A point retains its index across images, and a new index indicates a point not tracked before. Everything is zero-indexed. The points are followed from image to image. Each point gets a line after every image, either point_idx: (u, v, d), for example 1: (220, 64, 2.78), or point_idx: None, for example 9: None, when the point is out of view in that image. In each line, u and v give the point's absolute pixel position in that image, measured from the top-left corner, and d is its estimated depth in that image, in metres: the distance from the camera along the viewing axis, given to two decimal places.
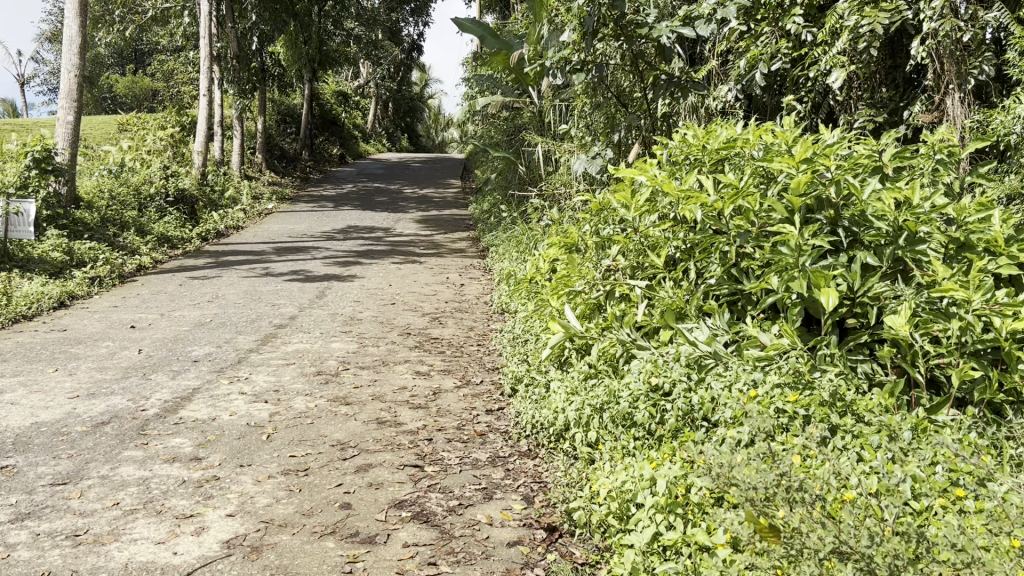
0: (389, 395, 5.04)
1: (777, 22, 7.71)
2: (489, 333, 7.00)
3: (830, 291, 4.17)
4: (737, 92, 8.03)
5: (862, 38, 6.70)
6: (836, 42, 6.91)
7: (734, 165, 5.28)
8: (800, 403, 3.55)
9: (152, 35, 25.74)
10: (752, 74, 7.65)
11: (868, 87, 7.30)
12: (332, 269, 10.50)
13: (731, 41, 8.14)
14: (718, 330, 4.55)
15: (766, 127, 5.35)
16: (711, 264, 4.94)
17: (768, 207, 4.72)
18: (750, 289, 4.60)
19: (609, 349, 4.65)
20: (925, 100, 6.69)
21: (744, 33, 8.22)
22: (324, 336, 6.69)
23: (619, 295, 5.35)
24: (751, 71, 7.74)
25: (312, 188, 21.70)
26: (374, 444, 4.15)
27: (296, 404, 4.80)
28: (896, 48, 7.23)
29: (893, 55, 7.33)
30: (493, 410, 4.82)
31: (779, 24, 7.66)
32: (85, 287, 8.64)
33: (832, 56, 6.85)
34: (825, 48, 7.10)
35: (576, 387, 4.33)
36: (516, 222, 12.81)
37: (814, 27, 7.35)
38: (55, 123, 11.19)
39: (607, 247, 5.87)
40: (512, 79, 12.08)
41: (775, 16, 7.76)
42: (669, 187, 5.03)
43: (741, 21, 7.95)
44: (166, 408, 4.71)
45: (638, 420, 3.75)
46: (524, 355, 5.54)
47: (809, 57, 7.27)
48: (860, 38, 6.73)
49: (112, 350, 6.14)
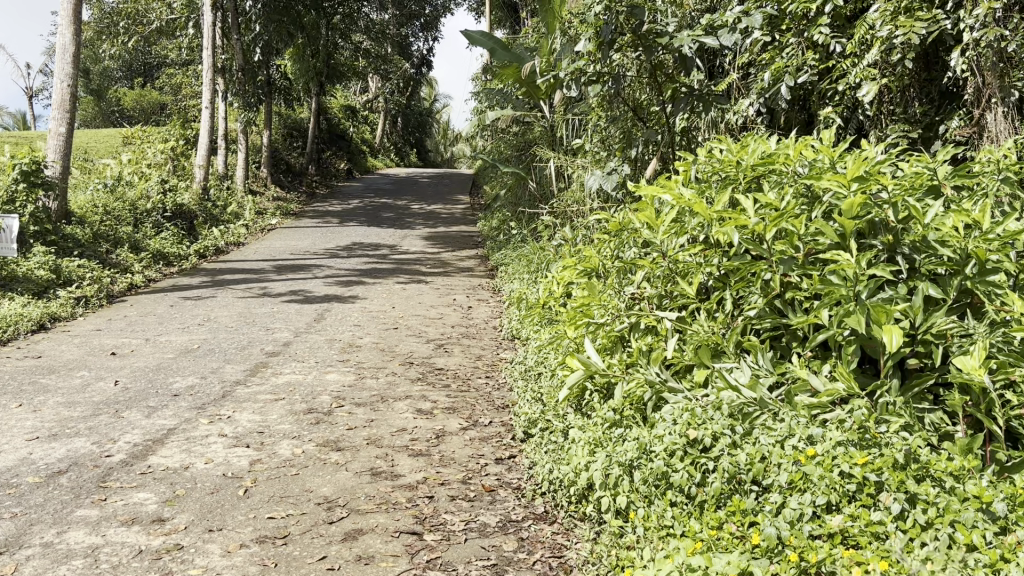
0: (386, 439, 4.48)
1: (802, 33, 7.14)
2: (499, 364, 6.44)
3: (893, 328, 3.64)
4: (760, 106, 7.47)
5: (896, 49, 6.13)
6: (867, 55, 6.40)
7: (773, 183, 4.71)
8: (869, 467, 2.96)
9: (160, 47, 25.55)
10: (777, 88, 7.10)
11: (900, 101, 6.55)
12: (333, 289, 9.99)
13: (754, 53, 7.55)
14: (760, 370, 3.97)
15: (806, 141, 4.81)
16: (751, 293, 4.37)
17: (816, 230, 4.20)
18: (797, 323, 4.05)
19: (636, 391, 4.08)
20: (964, 114, 6.13)
21: (768, 44, 7.61)
22: (319, 366, 6.14)
23: (645, 326, 4.78)
24: (775, 84, 7.20)
25: (318, 204, 21.26)
26: (367, 503, 3.60)
27: (280, 450, 4.26)
28: (930, 60, 6.43)
29: (928, 67, 6.49)
30: (503, 459, 4.27)
31: (806, 35, 7.09)
32: (69, 308, 8.14)
33: (863, 68, 6.35)
34: (854, 60, 6.58)
35: (599, 438, 3.78)
36: (526, 240, 12.29)
37: (843, 38, 6.75)
38: (48, 136, 10.75)
39: (630, 273, 5.30)
40: (523, 93, 11.59)
41: (802, 24, 7.17)
42: (701, 207, 4.47)
43: (765, 31, 7.38)
44: (133, 454, 4.16)
45: (676, 483, 3.22)
46: (538, 395, 4.99)
47: (837, 69, 6.75)
48: (894, 48, 6.17)
49: (86, 381, 5.61)
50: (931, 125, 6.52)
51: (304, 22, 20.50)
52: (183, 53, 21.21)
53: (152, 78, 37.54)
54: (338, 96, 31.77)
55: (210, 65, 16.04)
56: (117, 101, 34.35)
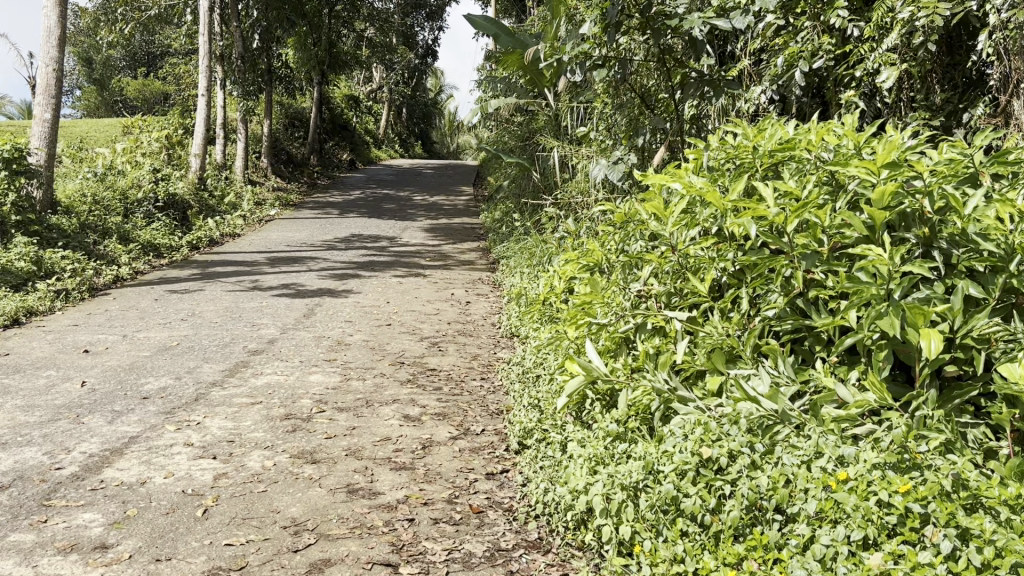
0: (367, 450, 4.08)
1: (819, 16, 6.69)
2: (495, 365, 6.04)
3: (932, 333, 3.21)
4: (772, 93, 7.10)
5: (918, 32, 5.66)
6: (885, 39, 5.92)
7: (793, 171, 4.28)
8: (911, 497, 2.56)
9: (161, 35, 25.18)
10: (791, 73, 6.65)
11: (921, 88, 6.03)
12: (326, 283, 9.60)
13: (767, 37, 7.12)
14: (781, 378, 3.56)
15: (830, 125, 4.38)
16: (771, 292, 3.94)
17: (842, 222, 3.80)
18: (822, 326, 3.63)
19: (642, 400, 3.68)
20: (990, 101, 5.60)
21: (782, 28, 7.18)
22: (303, 366, 5.75)
23: (652, 327, 4.34)
24: (788, 70, 6.77)
25: (319, 195, 20.88)
26: (337, 526, 3.22)
27: (250, 463, 3.87)
28: (954, 43, 5.87)
29: (951, 51, 5.92)
30: (494, 474, 3.87)
31: (823, 18, 6.63)
32: (47, 301, 7.76)
33: (881, 54, 5.87)
34: (872, 45, 6.11)
35: (600, 455, 3.38)
36: (529, 232, 11.90)
37: (861, 21, 6.31)
38: (32, 122, 10.39)
39: (636, 269, 4.87)
40: (526, 80, 11.16)
41: (818, 8, 6.74)
42: (714, 196, 4.07)
43: (778, 15, 6.94)
44: (85, 467, 3.77)
45: (688, 510, 2.83)
46: (535, 400, 4.59)
47: (854, 54, 6.28)
48: (916, 31, 5.69)
49: (51, 382, 5.22)
50: (954, 114, 5.98)
51: (306, 10, 20.10)
52: (182, 40, 20.81)
53: (155, 68, 37.18)
54: (341, 86, 31.36)
55: (207, 52, 15.63)
56: (120, 91, 33.98)
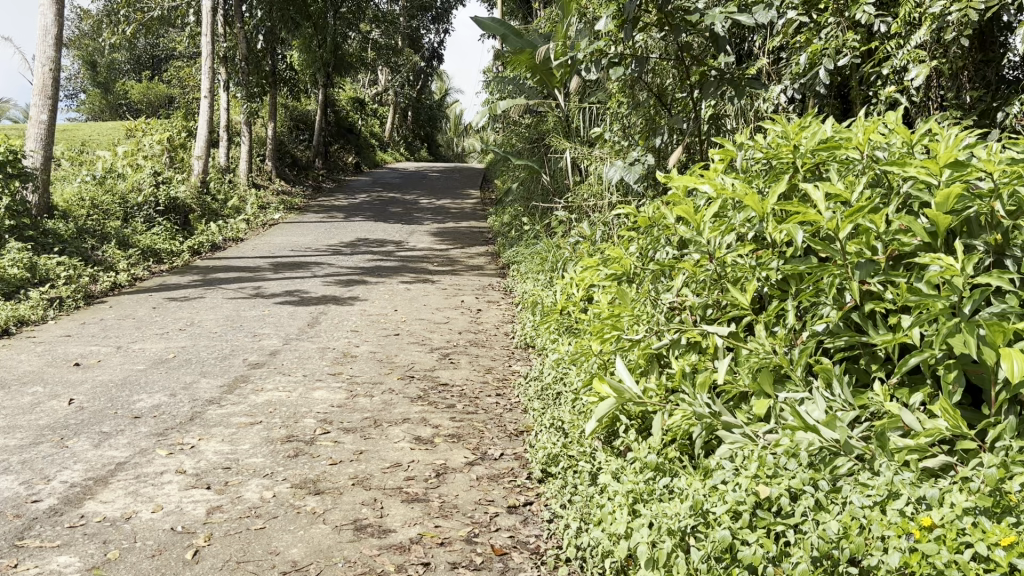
0: (376, 478, 3.72)
1: (843, 11, 6.22)
2: (511, 379, 5.68)
3: (1015, 354, 2.77)
4: (792, 92, 6.69)
5: (949, 27, 5.16)
6: (913, 35, 5.41)
7: (839, 172, 3.86)
8: (1015, 551, 2.17)
9: (165, 37, 24.87)
10: (814, 72, 6.21)
11: (951, 86, 5.56)
12: (332, 290, 9.26)
13: (787, 36, 6.70)
14: (836, 403, 3.17)
15: (878, 120, 3.93)
16: (822, 305, 3.54)
17: (900, 227, 3.37)
18: (882, 343, 3.23)
19: (682, 426, 3.31)
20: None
21: (803, 26, 6.77)
22: (307, 380, 5.40)
23: (688, 342, 3.95)
24: (811, 68, 6.33)
25: (324, 199, 20.56)
26: (343, 573, 2.87)
27: (247, 494, 3.51)
28: (987, 39, 5.40)
29: (984, 48, 5.45)
30: (517, 507, 3.54)
31: (847, 14, 6.15)
32: (39, 311, 7.42)
33: (908, 51, 5.32)
34: (899, 42, 5.60)
35: (639, 490, 3.08)
36: (539, 236, 11.54)
37: (890, 17, 5.80)
38: (27, 123, 10.04)
39: (667, 278, 4.50)
40: (536, 80, 10.81)
41: (841, 4, 6.26)
42: (754, 198, 3.67)
43: (801, 11, 6.45)
44: (65, 499, 3.41)
45: (745, 561, 2.49)
46: (559, 422, 4.23)
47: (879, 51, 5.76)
48: (947, 27, 5.19)
49: (37, 400, 4.87)
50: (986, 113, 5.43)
51: (311, 11, 19.79)
52: (185, 41, 20.50)
53: (159, 71, 36.97)
54: (345, 88, 31.06)
55: (209, 53, 15.26)
56: (124, 95, 33.72)
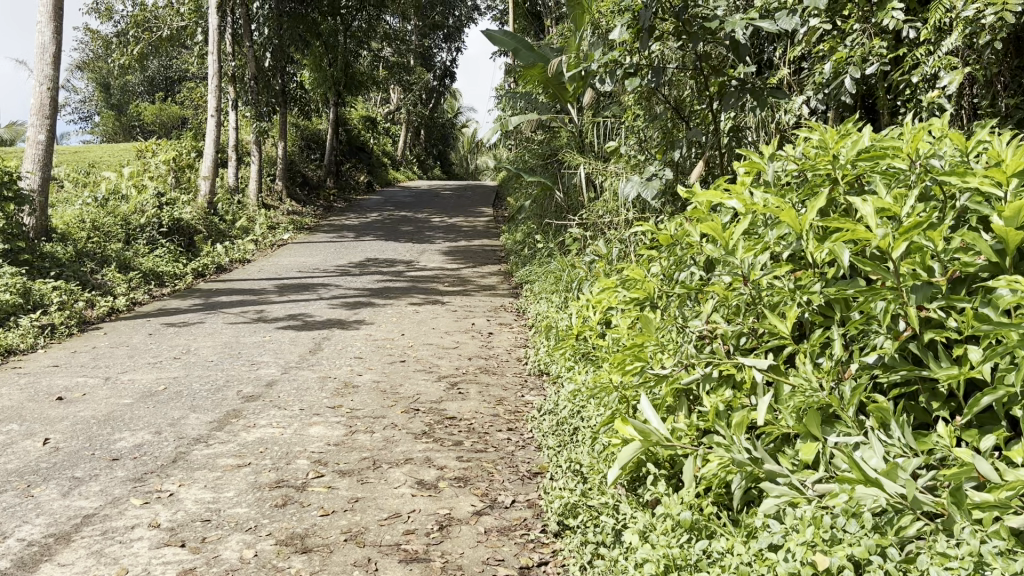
0: (372, 532, 3.31)
1: (868, 19, 5.77)
2: (523, 412, 5.25)
3: None
4: (816, 103, 6.24)
5: (985, 32, 4.63)
6: (945, 42, 4.94)
7: (886, 184, 3.41)
8: None
9: (177, 59, 24.75)
10: (840, 82, 5.76)
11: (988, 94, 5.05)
12: (337, 313, 8.88)
13: (810, 45, 6.25)
14: (895, 449, 2.72)
15: (929, 125, 3.46)
16: (873, 333, 3.09)
17: (962, 245, 2.91)
18: (946, 378, 2.77)
19: (717, 475, 2.92)
20: None
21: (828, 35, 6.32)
22: (304, 415, 5.00)
23: (720, 375, 3.54)
24: (836, 77, 5.90)
25: (335, 218, 20.26)
26: None
27: (226, 552, 3.11)
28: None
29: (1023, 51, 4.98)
30: (530, 568, 3.13)
31: (873, 20, 5.70)
32: (29, 339, 7.08)
33: (940, 57, 4.86)
34: (930, 48, 5.10)
35: (672, 555, 2.77)
36: (553, 255, 11.14)
37: (919, 22, 5.32)
38: (25, 145, 9.76)
39: (694, 303, 4.09)
40: (548, 95, 10.44)
41: (866, 9, 5.80)
42: (791, 213, 3.25)
43: (824, 17, 6.05)
44: (19, 561, 3.03)
45: None
46: (578, 465, 3.82)
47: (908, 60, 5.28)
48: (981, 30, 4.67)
49: (10, 440, 4.50)
50: None
51: (321, 29, 19.51)
52: (194, 60, 20.30)
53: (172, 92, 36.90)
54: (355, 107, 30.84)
55: (216, 72, 15.02)
56: (136, 116, 33.55)
